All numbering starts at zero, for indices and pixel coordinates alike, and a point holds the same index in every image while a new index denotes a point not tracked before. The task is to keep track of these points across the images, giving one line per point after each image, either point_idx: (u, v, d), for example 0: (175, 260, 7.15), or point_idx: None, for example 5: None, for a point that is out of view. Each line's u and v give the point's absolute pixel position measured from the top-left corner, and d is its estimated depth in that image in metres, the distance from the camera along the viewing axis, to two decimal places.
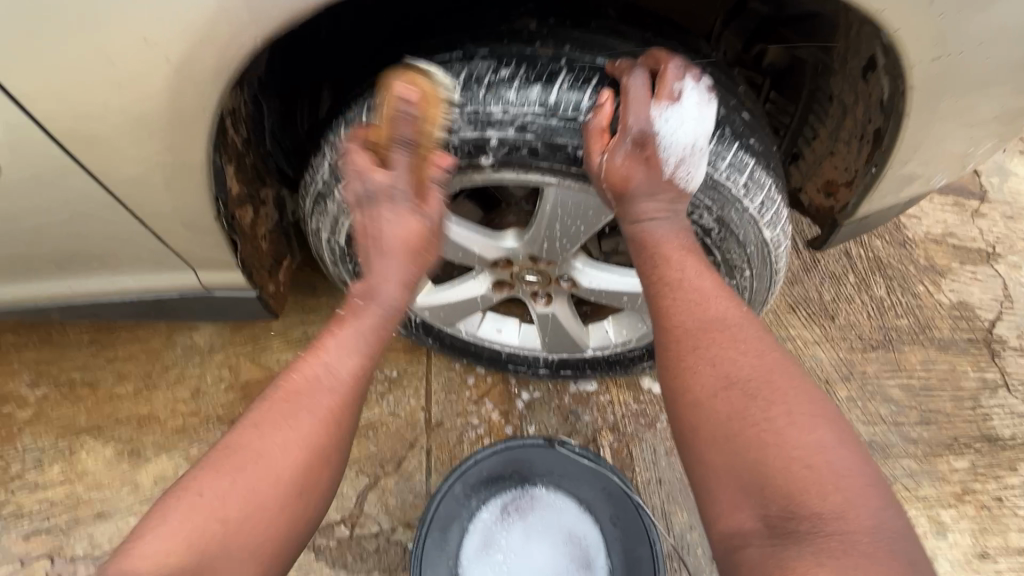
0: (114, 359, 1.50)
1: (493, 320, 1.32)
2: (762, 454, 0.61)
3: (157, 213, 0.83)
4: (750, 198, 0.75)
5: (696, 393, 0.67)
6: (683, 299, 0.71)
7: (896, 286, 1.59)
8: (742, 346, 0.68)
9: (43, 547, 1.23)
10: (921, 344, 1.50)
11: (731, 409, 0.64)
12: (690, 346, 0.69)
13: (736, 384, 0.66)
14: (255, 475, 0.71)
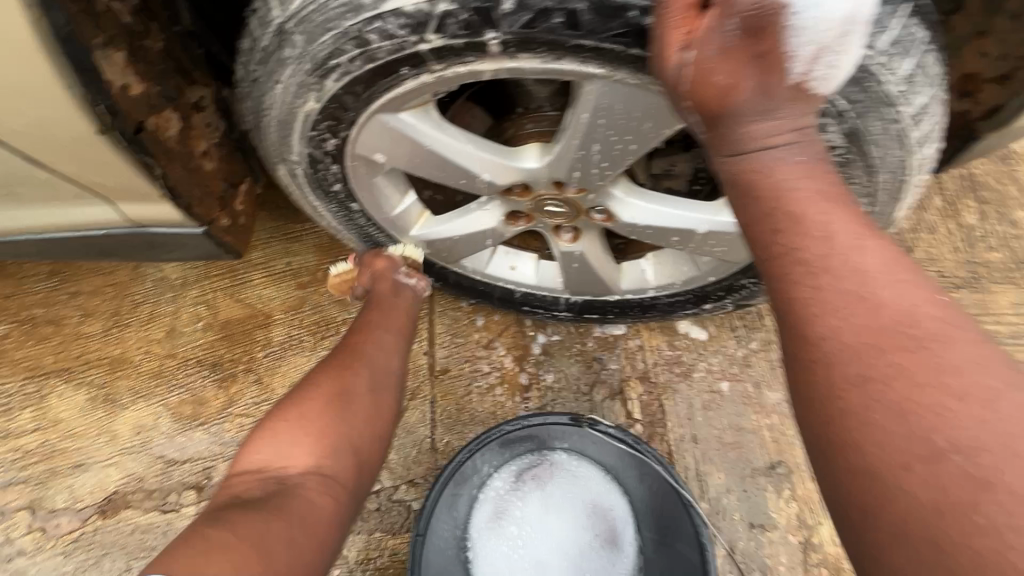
0: (78, 293, 1.33)
1: (506, 256, 1.10)
2: None
3: (29, 127, 0.59)
4: (909, 101, 0.52)
5: (868, 455, 0.41)
6: (839, 295, 0.45)
7: (990, 212, 1.32)
8: (957, 379, 0.40)
9: (21, 498, 1.14)
10: (1014, 283, 1.25)
11: (939, 495, 0.38)
12: (855, 376, 0.43)
13: (940, 452, 0.39)
14: (331, 385, 0.72)
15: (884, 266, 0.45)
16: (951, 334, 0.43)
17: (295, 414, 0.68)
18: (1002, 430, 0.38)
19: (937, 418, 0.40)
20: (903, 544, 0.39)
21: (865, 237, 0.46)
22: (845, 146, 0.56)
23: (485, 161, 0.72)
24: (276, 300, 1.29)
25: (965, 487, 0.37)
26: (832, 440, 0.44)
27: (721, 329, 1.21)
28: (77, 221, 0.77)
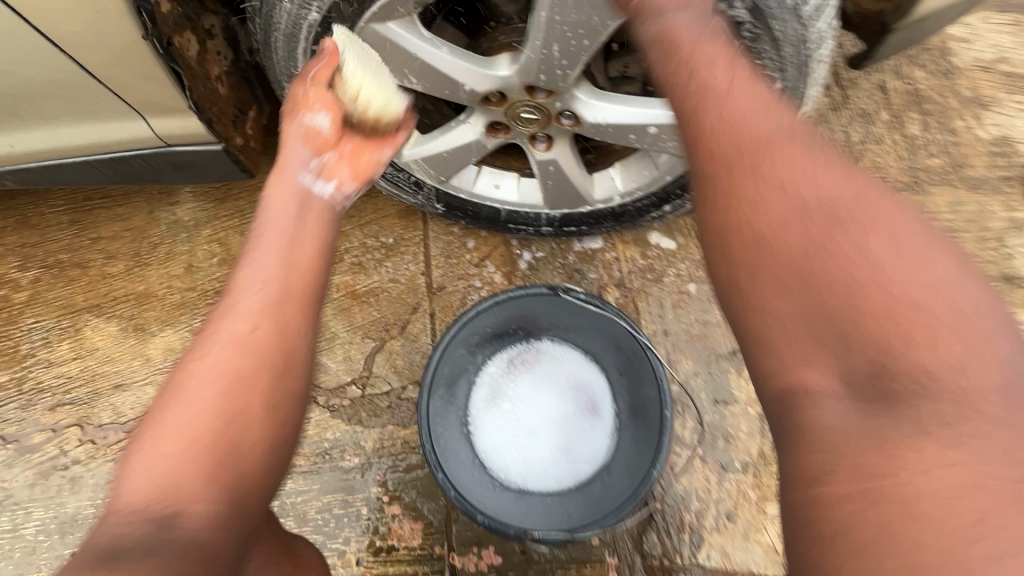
0: (99, 239, 1.44)
1: (490, 176, 1.21)
2: (846, 287, 0.53)
3: (81, 35, 0.70)
4: None
5: (761, 219, 0.58)
6: (741, 114, 0.62)
7: (932, 122, 1.44)
8: (812, 164, 0.59)
9: (69, 417, 1.28)
10: (951, 184, 1.38)
11: (803, 237, 0.56)
12: (748, 167, 0.60)
13: (807, 207, 0.57)
14: (205, 391, 0.64)
15: (762, 106, 0.62)
16: (805, 141, 0.62)
17: (172, 399, 0.64)
18: (848, 203, 0.56)
19: (797, 185, 0.58)
20: (773, 291, 0.57)
21: (752, 80, 0.64)
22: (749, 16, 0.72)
23: (462, 67, 0.84)
24: None
25: (822, 225, 0.55)
26: (732, 213, 0.60)
27: (688, 238, 1.34)
28: (113, 140, 0.89)
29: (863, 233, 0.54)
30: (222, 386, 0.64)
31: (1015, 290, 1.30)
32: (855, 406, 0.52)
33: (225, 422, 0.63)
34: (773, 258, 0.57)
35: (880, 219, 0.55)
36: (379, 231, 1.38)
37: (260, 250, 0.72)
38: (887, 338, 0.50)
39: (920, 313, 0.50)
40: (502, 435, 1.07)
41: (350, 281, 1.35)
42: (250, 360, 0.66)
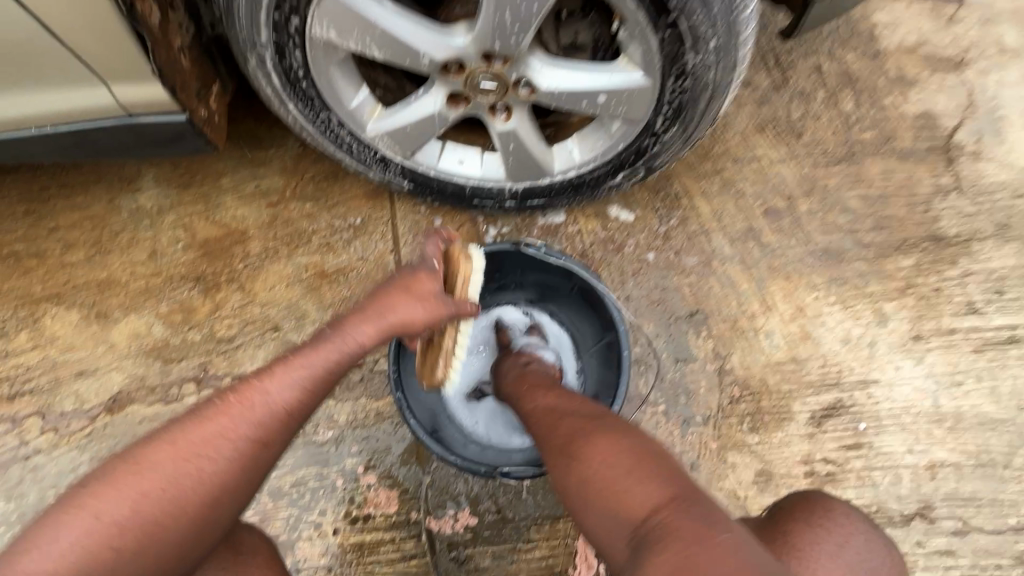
0: (56, 228, 1.41)
1: (454, 152, 1.24)
2: (592, 484, 0.73)
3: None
4: None
5: (561, 451, 0.80)
6: (543, 419, 0.88)
7: (864, 100, 1.55)
8: (585, 421, 0.83)
9: (30, 406, 1.27)
10: (882, 156, 1.50)
11: (572, 449, 0.78)
12: (557, 447, 0.81)
13: (569, 450, 0.79)
14: (184, 481, 0.69)
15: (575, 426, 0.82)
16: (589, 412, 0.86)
17: (176, 456, 0.70)
18: (614, 474, 0.72)
19: (576, 427, 0.81)
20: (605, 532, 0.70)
21: (549, 394, 0.93)
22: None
23: (421, 36, 0.90)
24: (249, 219, 1.40)
25: (583, 447, 0.77)
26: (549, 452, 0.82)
27: (646, 210, 1.40)
28: (76, 109, 0.89)
29: (611, 466, 0.73)
30: (203, 480, 0.70)
31: (942, 249, 1.41)
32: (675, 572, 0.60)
33: (198, 514, 0.70)
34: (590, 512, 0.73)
35: (605, 449, 0.76)
36: (347, 212, 1.40)
37: (309, 360, 0.79)
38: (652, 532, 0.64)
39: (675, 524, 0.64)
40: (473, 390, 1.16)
41: (318, 261, 1.37)
42: (233, 467, 0.72)
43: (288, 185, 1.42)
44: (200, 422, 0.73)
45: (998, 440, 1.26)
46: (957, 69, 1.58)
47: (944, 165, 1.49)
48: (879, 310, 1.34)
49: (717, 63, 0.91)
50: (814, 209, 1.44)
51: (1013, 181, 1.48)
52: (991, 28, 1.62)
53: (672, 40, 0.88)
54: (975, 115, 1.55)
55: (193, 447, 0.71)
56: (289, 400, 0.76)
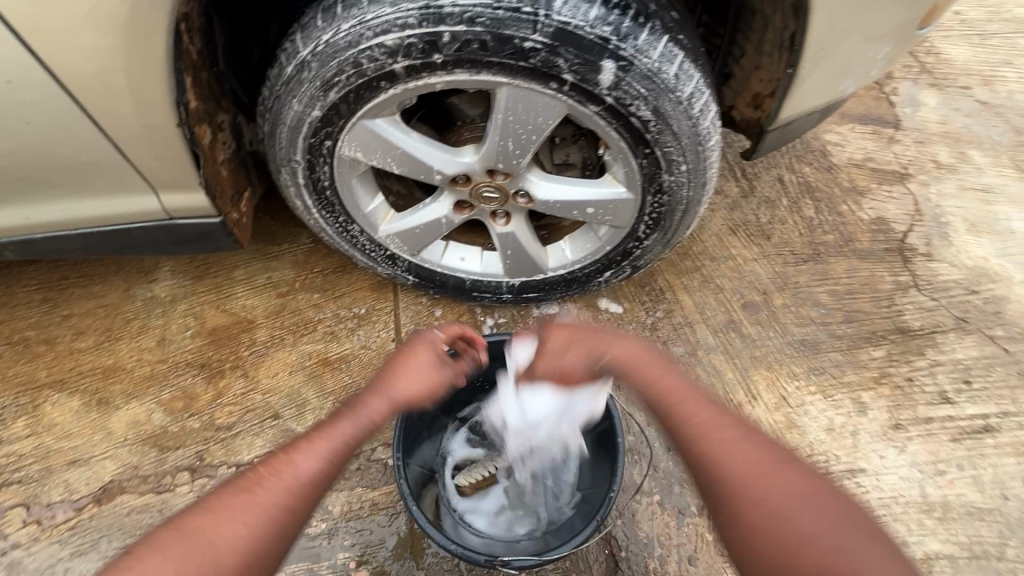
0: (70, 315, 1.46)
1: (456, 250, 1.35)
2: (788, 543, 0.67)
3: (120, 120, 0.84)
4: (682, 88, 0.93)
5: (736, 486, 0.74)
6: (701, 435, 0.79)
7: (823, 206, 1.73)
8: (765, 456, 0.76)
9: (16, 497, 1.25)
10: (844, 255, 1.65)
11: (754, 490, 0.73)
12: (733, 483, 0.74)
13: (752, 491, 0.72)
14: (214, 549, 0.70)
15: (751, 455, 0.76)
16: (754, 436, 0.79)
17: (213, 520, 0.72)
18: (783, 493, 0.71)
19: (749, 468, 0.75)
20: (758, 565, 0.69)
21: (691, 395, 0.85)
22: (668, 112, 0.94)
23: (434, 156, 1.04)
24: (259, 308, 1.47)
25: (764, 492, 0.72)
26: (721, 482, 0.75)
27: (633, 302, 1.50)
28: (123, 212, 1.00)
29: (813, 521, 0.68)
30: (232, 550, 0.70)
31: (909, 340, 1.51)
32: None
33: None
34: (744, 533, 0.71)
35: (804, 503, 0.70)
36: (353, 303, 1.48)
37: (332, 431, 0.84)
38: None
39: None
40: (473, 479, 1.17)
41: (322, 349, 1.42)
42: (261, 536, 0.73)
43: (298, 277, 1.51)
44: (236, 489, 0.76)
45: (989, 531, 1.28)
46: (902, 181, 1.80)
47: (901, 264, 1.64)
48: (858, 399, 1.41)
49: (688, 182, 1.05)
50: (788, 303, 1.55)
51: (965, 279, 1.62)
52: (926, 147, 1.86)
53: (650, 166, 1.02)
54: (923, 220, 1.73)
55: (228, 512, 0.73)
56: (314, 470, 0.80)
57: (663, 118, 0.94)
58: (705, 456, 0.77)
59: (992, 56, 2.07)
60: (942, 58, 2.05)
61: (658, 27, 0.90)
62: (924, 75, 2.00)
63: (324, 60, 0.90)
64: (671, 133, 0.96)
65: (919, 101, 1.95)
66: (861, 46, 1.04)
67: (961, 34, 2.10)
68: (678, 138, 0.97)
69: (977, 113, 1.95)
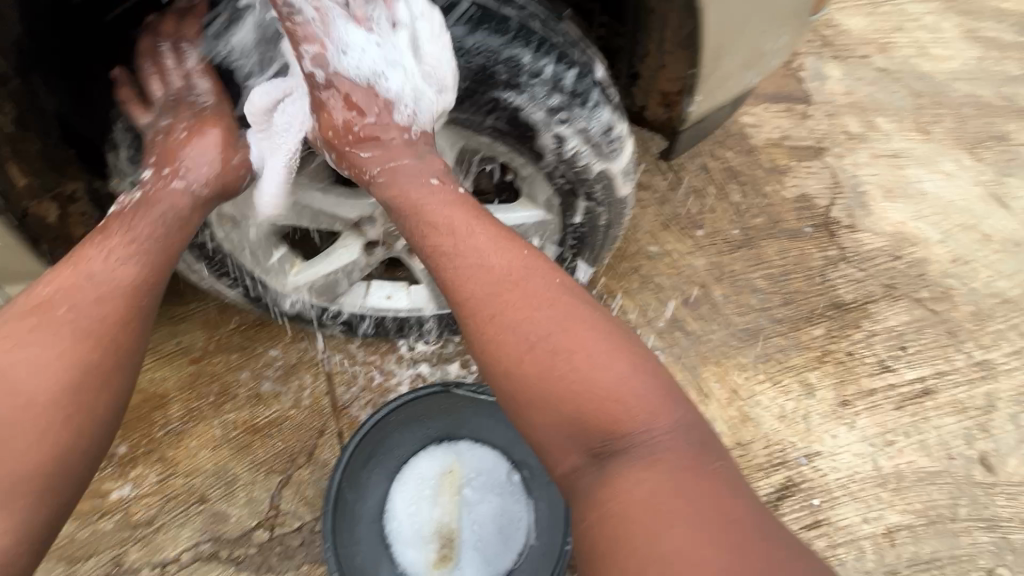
0: None
1: (380, 288, 1.27)
2: (573, 379, 0.74)
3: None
4: (592, 117, 0.90)
5: (506, 332, 0.77)
6: (467, 268, 0.81)
7: (749, 190, 1.74)
8: (534, 305, 0.78)
9: None
10: (775, 237, 1.66)
11: (547, 341, 0.75)
12: (495, 333, 0.78)
13: (535, 344, 0.76)
14: (16, 390, 0.70)
15: (534, 315, 0.77)
16: (550, 299, 0.78)
17: (2, 357, 0.71)
18: (575, 353, 0.74)
19: (531, 316, 0.77)
20: (539, 427, 0.75)
21: (473, 226, 0.84)
22: (565, 117, 0.88)
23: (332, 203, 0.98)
24: (170, 380, 1.32)
25: (561, 346, 0.75)
26: (494, 337, 0.78)
27: None
28: None
29: (585, 355, 0.74)
30: (32, 375, 0.71)
31: (845, 314, 1.53)
32: (597, 470, 0.72)
33: (41, 422, 0.70)
34: (546, 397, 0.74)
35: (596, 346, 0.75)
36: (276, 358, 1.35)
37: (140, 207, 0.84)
38: (609, 428, 0.72)
39: (615, 421, 0.72)
40: (419, 536, 1.09)
41: (247, 416, 1.29)
42: (70, 352, 0.73)
43: (210, 338, 1.36)
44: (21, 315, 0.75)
45: (940, 494, 1.31)
46: (818, 156, 1.83)
47: (829, 238, 1.67)
48: (806, 381, 1.42)
49: (615, 183, 1.00)
50: (727, 293, 1.55)
51: (888, 246, 1.67)
52: (836, 119, 1.91)
53: (569, 177, 0.96)
54: (843, 192, 1.77)
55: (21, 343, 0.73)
56: (116, 271, 0.79)
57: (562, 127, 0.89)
58: (496, 309, 0.78)
59: (885, 24, 2.15)
60: (840, 29, 2.11)
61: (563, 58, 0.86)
62: (826, 48, 2.06)
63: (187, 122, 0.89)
64: (579, 140, 0.91)
65: (825, 74, 2.00)
66: (758, 37, 1.02)
67: (855, 5, 2.17)
68: (585, 143, 0.91)
69: (878, 80, 2.02)
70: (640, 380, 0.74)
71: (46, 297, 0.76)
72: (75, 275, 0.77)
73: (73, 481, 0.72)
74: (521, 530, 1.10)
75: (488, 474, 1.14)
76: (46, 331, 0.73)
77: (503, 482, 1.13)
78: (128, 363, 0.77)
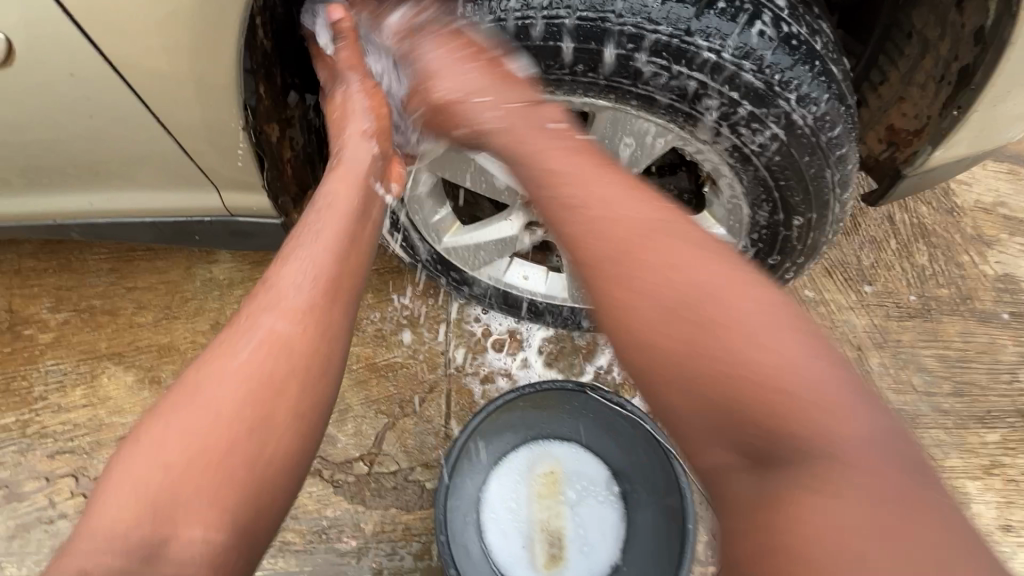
0: (133, 288, 1.47)
1: (520, 267, 1.26)
2: (724, 369, 0.52)
3: (188, 124, 0.80)
4: (842, 163, 0.82)
5: (593, 255, 0.61)
6: (573, 209, 0.64)
7: (939, 255, 1.51)
8: (664, 252, 0.59)
9: (67, 466, 1.27)
10: (960, 315, 1.43)
11: (650, 298, 0.57)
12: (610, 265, 0.60)
13: (678, 302, 0.56)
14: (220, 401, 0.66)
15: (682, 261, 0.58)
16: (671, 241, 0.60)
17: (194, 403, 0.65)
18: (701, 264, 0.58)
19: (638, 265, 0.59)
20: (673, 411, 0.55)
21: (588, 171, 0.67)
22: (784, 93, 0.74)
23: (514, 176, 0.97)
24: None
25: (680, 323, 0.55)
26: (593, 271, 0.61)
27: None
28: (187, 206, 0.97)
29: (734, 327, 0.53)
30: (223, 408, 0.65)
31: None
32: (755, 477, 0.51)
33: (243, 419, 0.65)
34: (637, 336, 0.57)
35: (746, 327, 0.53)
36: (405, 306, 1.41)
37: (311, 231, 0.78)
38: (771, 420, 0.50)
39: (816, 412, 0.49)
40: (520, 537, 1.08)
41: (370, 353, 1.37)
42: (260, 368, 0.68)
43: None
44: (219, 344, 0.71)
45: None
46: None
47: None
48: (961, 489, 1.23)
49: (831, 184, 0.83)
50: (886, 364, 1.36)
51: None
52: None
53: (778, 169, 0.80)
54: None
55: (219, 360, 0.69)
56: (306, 289, 0.73)
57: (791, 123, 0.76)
58: (584, 226, 0.63)
59: None
60: None
61: (834, 94, 0.77)
62: None
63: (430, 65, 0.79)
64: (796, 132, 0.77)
65: None
66: None
67: None
68: (806, 138, 0.78)
69: None
70: (815, 367, 0.51)
71: (243, 316, 0.73)
72: (252, 301, 0.74)
73: (272, 508, 0.64)
74: (618, 544, 1.07)
75: (591, 481, 1.12)
76: (201, 398, 0.66)
77: (604, 491, 1.11)
78: (285, 407, 0.68)
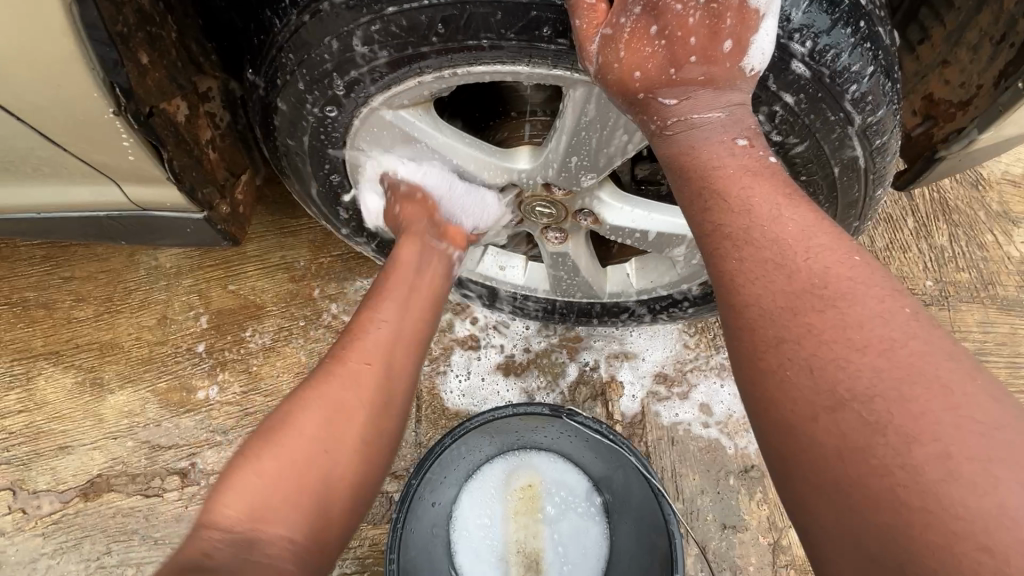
0: (70, 278, 1.32)
1: (495, 257, 1.12)
2: (902, 500, 0.39)
3: (39, 106, 0.65)
4: (880, 152, 0.67)
5: (763, 320, 0.49)
6: (755, 259, 0.51)
7: (960, 235, 1.37)
8: (853, 329, 0.46)
9: (5, 479, 1.16)
10: (980, 302, 1.31)
11: (815, 388, 0.45)
12: (770, 335, 0.49)
13: (846, 401, 0.43)
14: (328, 420, 0.67)
15: (863, 349, 0.45)
16: (882, 315, 0.46)
17: (326, 403, 0.68)
18: (877, 331, 0.45)
19: (817, 342, 0.46)
20: (818, 533, 0.44)
21: (780, 207, 0.53)
22: (808, 67, 0.58)
23: (480, 157, 0.79)
24: (268, 292, 1.29)
25: (864, 431, 0.42)
26: (751, 340, 0.50)
27: (703, 337, 1.23)
28: (92, 200, 0.82)
29: (945, 448, 0.39)
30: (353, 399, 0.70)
31: None
32: None
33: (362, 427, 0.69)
34: (816, 419, 0.44)
35: (938, 453, 0.39)
36: None
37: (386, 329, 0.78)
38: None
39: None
40: (491, 558, 0.99)
41: None
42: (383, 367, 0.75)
43: (314, 260, 1.31)
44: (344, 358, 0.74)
45: None
46: None
47: None
48: None
49: (864, 177, 0.69)
50: None
51: None
52: None
53: (802, 161, 0.67)
54: None
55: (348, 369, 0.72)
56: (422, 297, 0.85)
57: (819, 102, 0.61)
58: (758, 283, 0.50)
59: None
60: None
61: (879, 66, 0.61)
62: None
63: (365, 28, 0.62)
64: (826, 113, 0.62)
65: None
66: None
67: None
68: (833, 121, 0.62)
69: None
70: None
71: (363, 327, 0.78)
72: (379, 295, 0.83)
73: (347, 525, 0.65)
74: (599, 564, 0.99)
75: (570, 493, 1.03)
76: (331, 401, 0.69)
77: (584, 502, 1.02)
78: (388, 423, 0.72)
